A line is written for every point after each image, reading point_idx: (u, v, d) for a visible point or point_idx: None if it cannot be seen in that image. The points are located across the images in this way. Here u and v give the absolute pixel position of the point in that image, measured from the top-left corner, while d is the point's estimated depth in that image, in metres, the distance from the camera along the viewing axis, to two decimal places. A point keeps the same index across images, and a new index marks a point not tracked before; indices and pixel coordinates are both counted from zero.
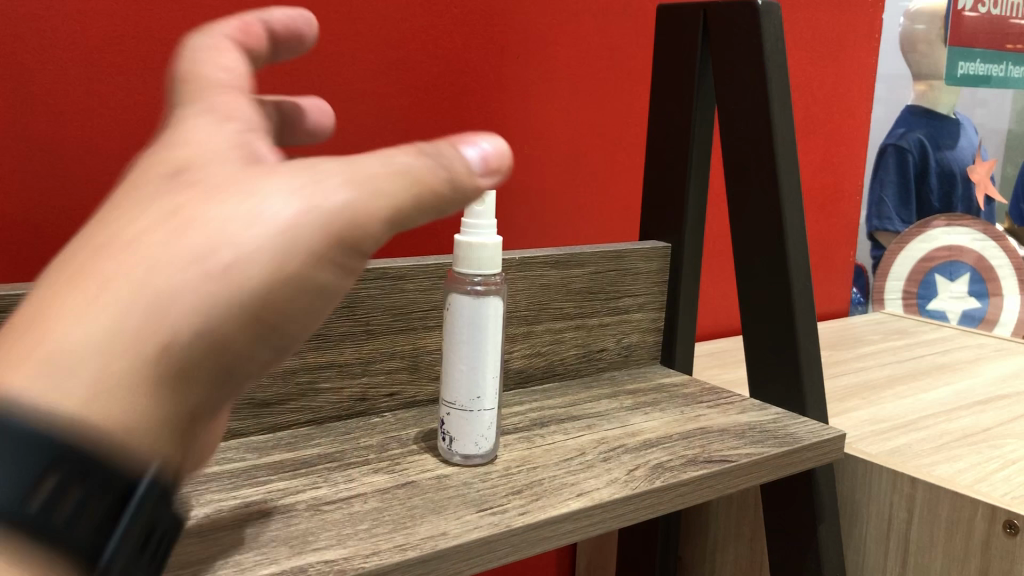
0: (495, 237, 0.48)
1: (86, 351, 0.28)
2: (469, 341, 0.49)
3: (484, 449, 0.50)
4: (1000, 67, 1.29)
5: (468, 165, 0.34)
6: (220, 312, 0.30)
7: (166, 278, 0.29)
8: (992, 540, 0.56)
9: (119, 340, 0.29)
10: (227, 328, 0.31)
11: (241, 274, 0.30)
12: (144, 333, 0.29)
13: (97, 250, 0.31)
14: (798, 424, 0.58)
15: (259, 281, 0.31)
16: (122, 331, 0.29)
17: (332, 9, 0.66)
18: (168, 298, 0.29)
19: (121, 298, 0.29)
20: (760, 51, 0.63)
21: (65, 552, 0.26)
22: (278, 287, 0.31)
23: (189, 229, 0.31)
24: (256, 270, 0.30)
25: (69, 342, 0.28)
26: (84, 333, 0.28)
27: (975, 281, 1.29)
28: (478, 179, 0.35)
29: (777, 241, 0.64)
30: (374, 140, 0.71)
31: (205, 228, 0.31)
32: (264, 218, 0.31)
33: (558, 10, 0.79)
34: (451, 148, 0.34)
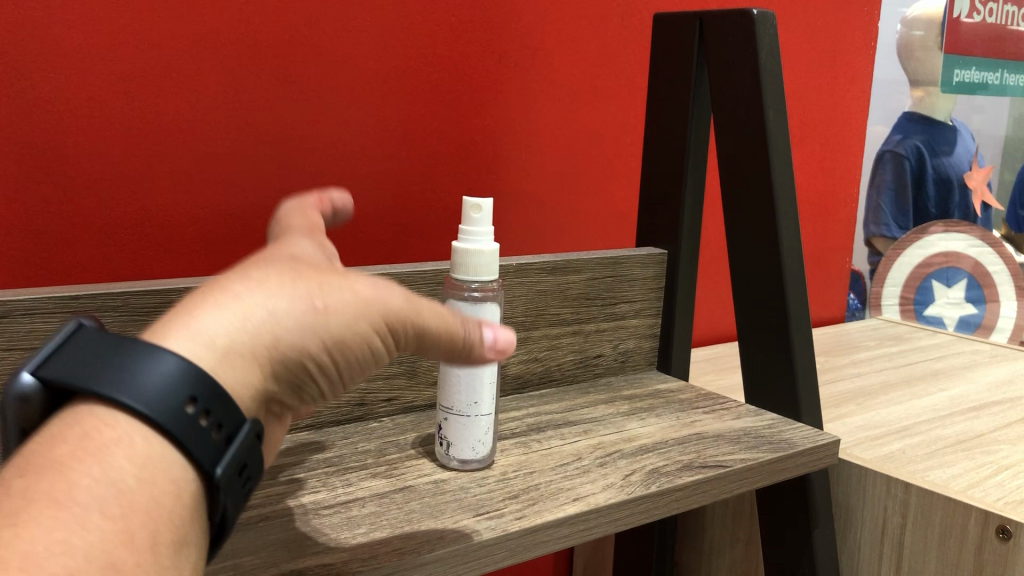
0: (493, 245, 0.48)
1: (210, 353, 0.31)
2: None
3: (483, 452, 0.50)
4: (995, 74, 1.31)
5: (481, 345, 0.36)
6: (314, 347, 0.33)
7: (280, 309, 0.33)
8: (985, 545, 0.57)
9: (234, 355, 0.32)
10: (317, 358, 0.34)
11: (337, 321, 0.34)
12: (252, 359, 0.32)
13: (214, 280, 0.33)
14: (793, 430, 0.59)
15: (349, 333, 0.34)
16: (238, 351, 0.32)
17: (331, 17, 0.67)
18: (278, 326, 0.32)
19: (242, 327, 0.32)
20: (755, 59, 0.63)
21: (204, 456, 0.30)
22: (361, 341, 0.34)
23: (261, 287, 0.33)
24: (348, 326, 0.34)
25: (198, 344, 0.31)
26: (206, 346, 0.31)
27: (971, 288, 1.33)
28: (486, 357, 0.36)
29: (772, 247, 0.64)
30: (373, 147, 0.71)
31: (313, 280, 0.34)
32: (360, 287, 0.35)
33: (556, 18, 0.80)
34: (469, 330, 0.36)
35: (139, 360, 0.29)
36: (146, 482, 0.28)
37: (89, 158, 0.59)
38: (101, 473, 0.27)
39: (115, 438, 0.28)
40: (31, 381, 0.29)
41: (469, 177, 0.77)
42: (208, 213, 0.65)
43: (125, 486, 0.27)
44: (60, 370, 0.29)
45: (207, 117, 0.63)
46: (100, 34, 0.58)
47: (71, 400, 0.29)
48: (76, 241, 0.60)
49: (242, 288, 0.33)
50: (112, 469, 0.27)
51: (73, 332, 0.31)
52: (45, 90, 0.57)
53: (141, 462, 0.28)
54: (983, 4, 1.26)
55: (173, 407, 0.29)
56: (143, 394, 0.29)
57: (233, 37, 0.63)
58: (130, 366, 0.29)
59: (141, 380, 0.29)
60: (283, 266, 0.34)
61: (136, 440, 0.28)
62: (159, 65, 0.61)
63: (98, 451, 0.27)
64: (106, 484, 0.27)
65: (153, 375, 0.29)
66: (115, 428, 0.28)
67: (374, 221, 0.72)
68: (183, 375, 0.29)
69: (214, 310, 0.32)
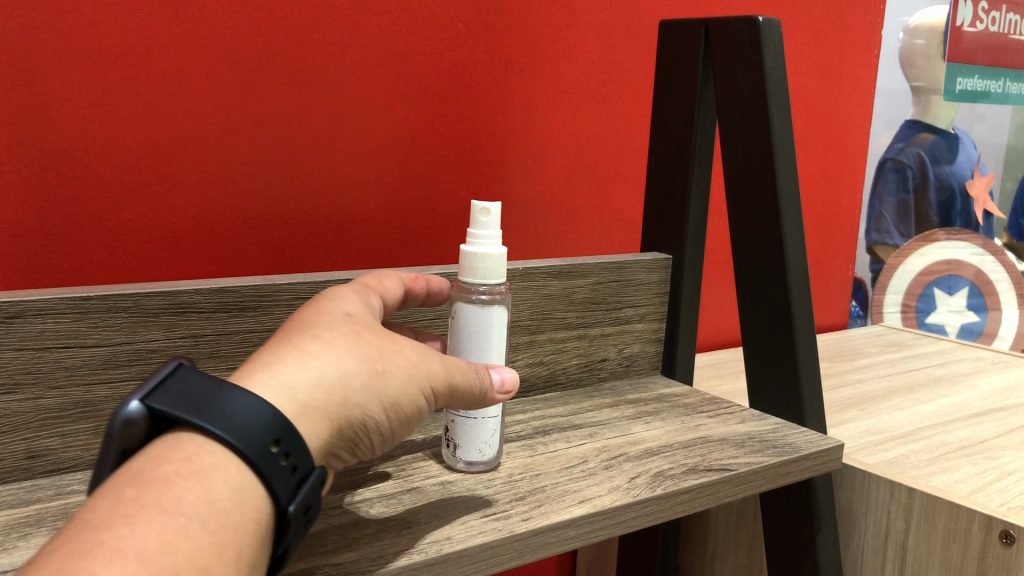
0: (501, 247, 0.48)
1: (293, 405, 0.36)
2: (472, 350, 0.49)
3: (489, 454, 0.50)
4: (999, 83, 1.31)
5: (493, 388, 0.44)
6: (374, 406, 0.39)
7: (348, 371, 0.38)
8: (988, 550, 0.57)
9: (312, 409, 0.36)
10: (375, 416, 0.39)
11: (394, 383, 0.39)
12: (326, 414, 0.37)
13: (286, 343, 0.39)
14: (796, 434, 0.59)
15: (402, 395, 0.39)
16: (315, 406, 0.37)
17: (339, 23, 0.67)
18: (346, 385, 0.38)
19: (318, 385, 0.37)
20: (760, 66, 0.64)
21: (280, 491, 0.34)
22: (413, 403, 0.40)
23: (325, 351, 0.38)
24: (402, 388, 0.39)
25: (284, 396, 0.36)
26: (290, 398, 0.36)
27: (973, 296, 1.33)
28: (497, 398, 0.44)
29: (777, 253, 0.65)
30: (380, 152, 0.72)
31: (373, 347, 0.39)
32: (409, 354, 0.40)
33: (562, 24, 0.80)
34: (486, 375, 0.44)
35: (236, 404, 0.34)
36: (235, 505, 0.33)
37: (100, 160, 0.60)
38: (201, 492, 0.32)
39: (212, 464, 0.33)
40: (138, 409, 0.35)
41: (475, 182, 0.78)
42: (217, 216, 0.65)
43: (220, 505, 0.32)
44: (169, 404, 0.35)
45: (217, 121, 0.64)
46: (110, 38, 0.59)
47: (176, 431, 0.35)
48: (85, 243, 0.60)
49: (316, 352, 0.38)
50: (210, 489, 0.32)
51: (180, 375, 0.37)
52: (57, 93, 0.58)
53: (232, 486, 0.33)
54: (985, 13, 1.27)
55: (261, 446, 0.34)
56: (238, 432, 0.34)
57: (242, 42, 0.64)
58: (229, 409, 0.34)
59: (237, 420, 0.34)
60: (347, 334, 0.40)
61: (229, 469, 0.33)
62: (169, 69, 0.61)
63: (199, 473, 0.32)
64: (206, 501, 0.32)
65: (248, 417, 0.34)
66: (213, 457, 0.33)
67: (381, 224, 0.73)
68: (271, 420, 0.34)
69: (295, 369, 0.37)
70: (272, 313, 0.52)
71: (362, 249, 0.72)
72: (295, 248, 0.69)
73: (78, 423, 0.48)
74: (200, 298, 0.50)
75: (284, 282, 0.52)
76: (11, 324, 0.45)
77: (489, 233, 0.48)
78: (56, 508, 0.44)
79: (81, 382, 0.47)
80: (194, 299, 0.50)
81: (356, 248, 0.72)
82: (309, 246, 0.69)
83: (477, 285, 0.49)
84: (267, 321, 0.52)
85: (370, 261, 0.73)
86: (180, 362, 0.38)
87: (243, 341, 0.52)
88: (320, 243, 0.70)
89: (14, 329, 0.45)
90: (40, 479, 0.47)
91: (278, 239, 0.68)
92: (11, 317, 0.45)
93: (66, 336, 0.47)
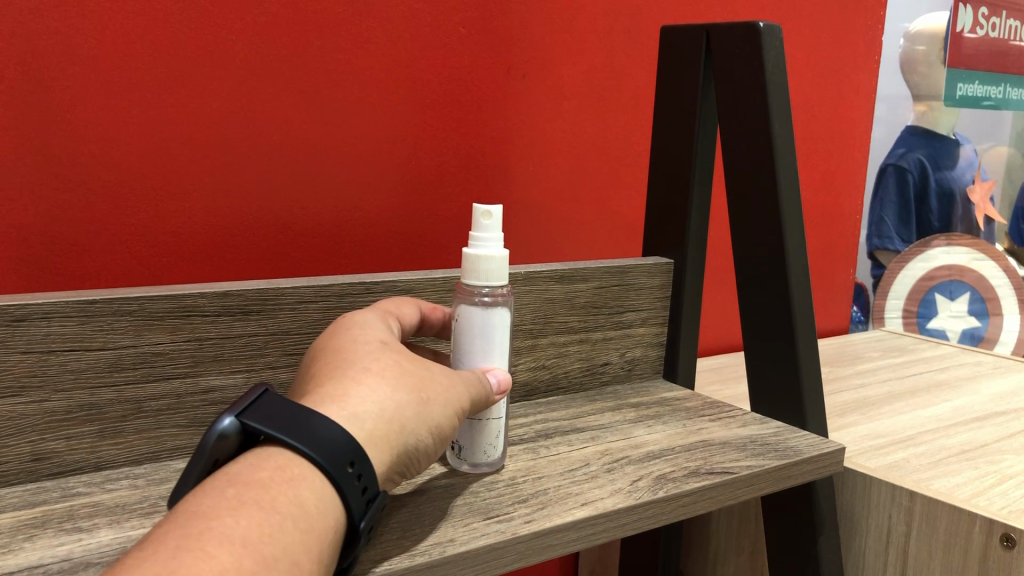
0: (503, 250, 0.48)
1: (363, 432, 0.39)
2: (473, 352, 0.49)
3: (493, 456, 0.51)
4: (999, 88, 1.32)
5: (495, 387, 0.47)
6: (425, 431, 0.42)
7: (401, 401, 0.41)
8: (989, 553, 0.57)
9: (378, 436, 0.39)
10: (424, 441, 0.42)
11: (437, 408, 0.42)
12: (389, 441, 0.40)
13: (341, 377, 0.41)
14: (798, 437, 0.59)
15: (446, 418, 0.43)
16: (380, 433, 0.39)
17: (342, 29, 0.68)
18: (403, 414, 0.41)
19: (381, 414, 0.40)
20: (761, 72, 0.64)
21: (356, 508, 0.37)
22: (451, 425, 0.43)
23: (377, 382, 0.41)
24: (443, 412, 0.43)
25: (356, 425, 0.39)
26: (360, 426, 0.39)
27: (974, 301, 1.33)
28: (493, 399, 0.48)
29: (778, 258, 0.65)
30: (383, 157, 0.72)
31: (416, 375, 0.43)
32: (444, 378, 0.44)
33: (564, 30, 0.81)
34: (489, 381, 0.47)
35: (320, 425, 0.37)
36: (320, 513, 0.35)
37: (106, 166, 0.60)
38: (293, 497, 0.34)
39: (301, 475, 0.36)
40: (232, 423, 0.38)
41: (477, 187, 0.78)
42: (222, 221, 0.65)
43: (309, 510, 0.34)
44: (260, 420, 0.38)
45: (221, 127, 0.64)
46: (116, 44, 0.59)
47: (264, 445, 0.37)
48: (91, 247, 0.61)
49: (374, 384, 0.41)
50: (300, 496, 0.35)
51: (264, 400, 0.39)
52: (63, 99, 0.58)
53: (318, 497, 0.35)
54: (985, 19, 1.28)
55: (342, 464, 0.37)
56: (324, 449, 0.36)
57: (246, 48, 0.64)
58: (315, 430, 0.37)
59: (324, 439, 0.37)
60: (392, 364, 0.43)
61: (315, 481, 0.36)
62: (174, 74, 0.62)
63: (290, 482, 0.35)
64: (296, 504, 0.34)
65: (332, 438, 0.37)
66: (301, 469, 0.36)
67: (384, 229, 0.73)
68: (351, 443, 0.37)
69: (360, 400, 0.40)
70: (276, 316, 0.53)
71: (365, 254, 0.72)
72: (299, 253, 0.69)
73: (83, 425, 0.48)
74: (205, 302, 0.50)
75: (288, 286, 0.52)
76: (18, 327, 0.45)
77: (489, 235, 0.47)
78: (62, 510, 0.44)
79: (86, 385, 0.48)
80: (198, 302, 0.50)
81: (359, 253, 0.72)
82: (313, 250, 0.70)
83: (479, 288, 0.48)
84: (271, 324, 0.53)
85: (371, 266, 0.73)
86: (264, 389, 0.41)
87: (247, 344, 0.52)
88: (324, 248, 0.70)
89: (21, 332, 0.45)
90: (45, 481, 0.47)
91: (283, 243, 0.68)
92: (18, 320, 0.45)
93: (72, 339, 0.47)
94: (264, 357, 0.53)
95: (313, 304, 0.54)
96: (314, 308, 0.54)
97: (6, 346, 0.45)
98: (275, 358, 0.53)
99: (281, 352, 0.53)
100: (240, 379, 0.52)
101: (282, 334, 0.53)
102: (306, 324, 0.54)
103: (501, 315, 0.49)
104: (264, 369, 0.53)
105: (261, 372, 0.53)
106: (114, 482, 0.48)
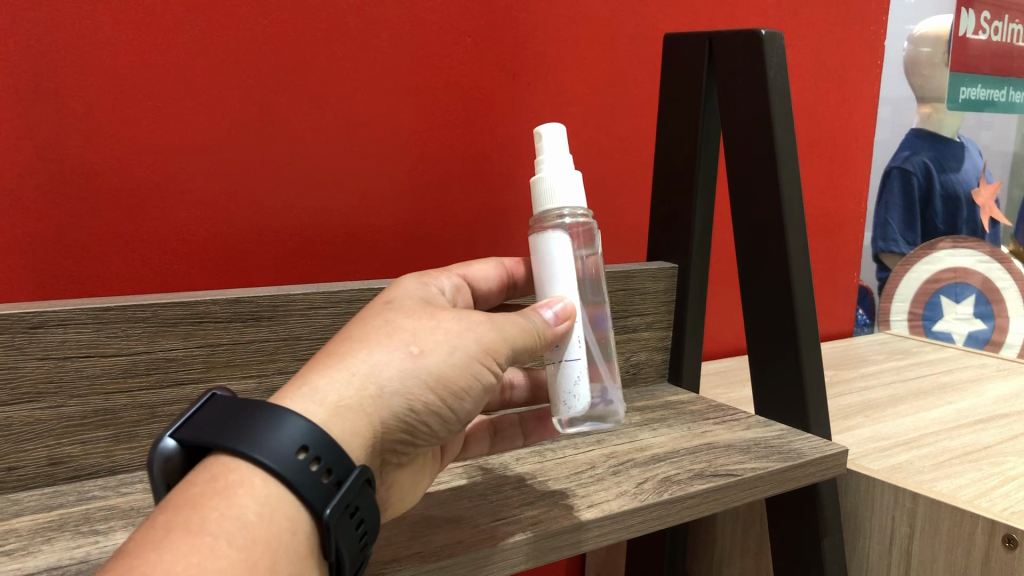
0: (560, 172, 0.46)
1: (322, 409, 0.36)
2: (547, 282, 0.46)
3: (578, 405, 0.46)
4: (1002, 91, 1.32)
5: (547, 323, 0.43)
6: (417, 388, 0.38)
7: (380, 363, 0.38)
8: (991, 554, 0.57)
9: (344, 409, 0.37)
10: (423, 399, 0.39)
11: (433, 361, 0.39)
12: (361, 410, 0.37)
13: (326, 350, 0.39)
14: (801, 440, 0.60)
15: (446, 369, 0.39)
16: (347, 404, 0.37)
17: (350, 38, 0.69)
18: (381, 377, 0.38)
19: (350, 384, 0.37)
20: (763, 79, 0.65)
21: (314, 497, 0.34)
22: (461, 375, 0.39)
23: (362, 344, 0.39)
24: (443, 363, 0.39)
25: (313, 403, 0.36)
26: (320, 403, 0.37)
27: (980, 303, 1.32)
28: (556, 330, 0.44)
29: (781, 263, 0.66)
30: (391, 163, 0.73)
31: (406, 331, 0.39)
32: (448, 329, 0.40)
33: (568, 38, 0.81)
34: (537, 316, 0.43)
35: (261, 420, 0.35)
36: (263, 518, 0.33)
37: (118, 174, 0.61)
38: (227, 509, 0.33)
39: (237, 480, 0.34)
40: (173, 444, 0.37)
41: (484, 193, 0.79)
42: (232, 227, 0.66)
43: (247, 519, 0.33)
44: (194, 434, 0.36)
45: (231, 135, 0.65)
46: (130, 55, 0.60)
47: (208, 456, 0.36)
48: (104, 255, 0.62)
49: (348, 352, 0.38)
50: (236, 505, 0.33)
51: (212, 404, 0.38)
52: (77, 109, 0.59)
53: (260, 500, 0.34)
54: (988, 23, 1.28)
55: (288, 456, 0.34)
56: (263, 446, 0.34)
57: (257, 58, 0.65)
58: (252, 427, 0.35)
59: (263, 435, 0.34)
60: (381, 325, 0.40)
61: (257, 483, 0.34)
62: (186, 84, 0.63)
63: (224, 491, 0.33)
64: (233, 519, 0.32)
65: (272, 430, 0.35)
66: (239, 473, 0.34)
67: (392, 235, 0.74)
68: (297, 429, 0.35)
69: (324, 375, 0.37)
70: (287, 322, 0.53)
71: (373, 260, 0.73)
72: (309, 258, 0.70)
73: (99, 430, 0.49)
74: (217, 308, 0.51)
75: (298, 292, 0.53)
76: (35, 334, 0.46)
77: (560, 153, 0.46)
78: (79, 513, 0.45)
79: (102, 390, 0.49)
80: (210, 309, 0.51)
81: (367, 259, 0.73)
82: (322, 255, 0.71)
83: (556, 211, 0.46)
84: (282, 330, 0.53)
85: (380, 272, 0.74)
86: (213, 393, 0.39)
87: (259, 349, 0.53)
88: (332, 253, 0.71)
89: (37, 339, 0.46)
90: (62, 485, 0.49)
91: (292, 249, 0.69)
92: (35, 327, 0.46)
93: (87, 346, 0.48)
94: (275, 362, 0.54)
95: (323, 310, 0.54)
96: (324, 314, 0.55)
97: (24, 353, 0.46)
98: (286, 363, 0.54)
99: (293, 358, 0.54)
100: (252, 384, 0.53)
101: (293, 339, 0.54)
102: (316, 329, 0.54)
103: (576, 243, 0.47)
104: (276, 374, 0.54)
105: (272, 377, 0.54)
106: (128, 485, 0.49)
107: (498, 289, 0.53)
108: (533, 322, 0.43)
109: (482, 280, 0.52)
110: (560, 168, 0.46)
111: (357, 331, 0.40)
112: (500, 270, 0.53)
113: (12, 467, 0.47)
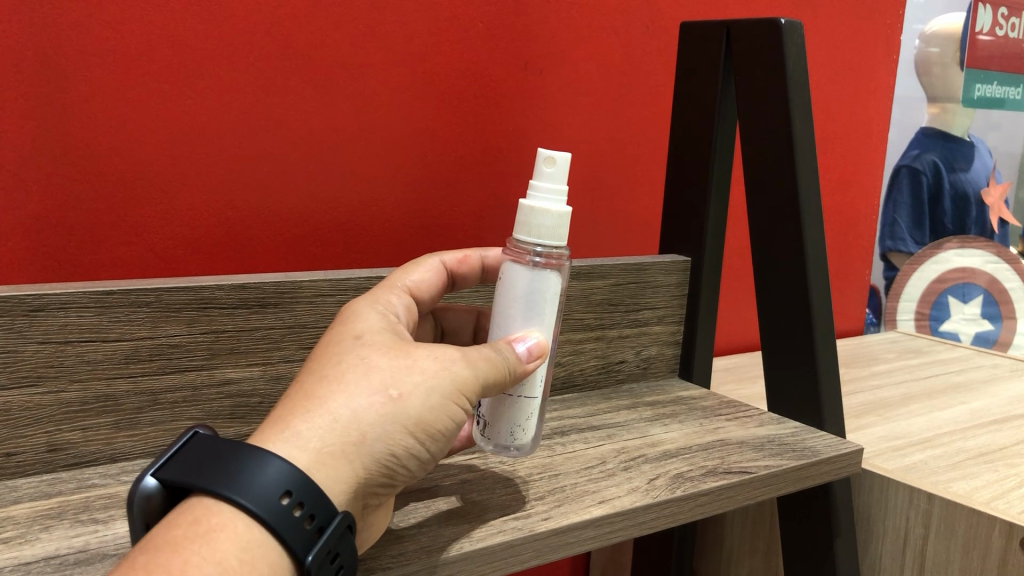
0: (563, 206, 0.44)
1: (306, 454, 0.35)
2: (506, 313, 0.45)
3: (522, 437, 0.46)
4: (1016, 90, 1.32)
5: (519, 359, 0.42)
6: (397, 432, 0.37)
7: (359, 408, 0.37)
8: (1009, 556, 0.57)
9: (327, 455, 0.36)
10: (404, 444, 0.38)
11: (411, 404, 0.38)
12: (343, 457, 0.36)
13: (304, 391, 0.38)
14: (817, 438, 0.59)
15: (426, 412, 0.38)
16: (330, 450, 0.36)
17: (361, 23, 0.68)
18: (361, 423, 0.37)
19: (333, 429, 0.36)
20: (781, 70, 0.64)
21: (296, 542, 0.33)
22: (439, 416, 0.38)
23: (338, 390, 0.37)
24: (423, 405, 0.38)
25: (295, 447, 0.35)
26: (303, 448, 0.36)
27: (988, 304, 1.33)
28: (527, 367, 0.43)
29: (797, 256, 0.64)
30: (400, 153, 0.72)
31: (385, 372, 0.38)
32: (425, 369, 0.39)
33: (581, 25, 0.80)
34: (510, 350, 0.42)
35: (244, 463, 0.34)
36: (246, 562, 0.32)
37: (123, 158, 0.60)
38: (210, 553, 0.31)
39: (220, 524, 0.33)
40: (154, 484, 0.35)
41: (494, 183, 0.78)
42: (235, 212, 0.65)
43: (229, 564, 0.32)
44: (173, 475, 0.35)
45: (238, 118, 0.64)
46: (137, 33, 0.59)
47: (188, 498, 0.34)
48: (106, 240, 0.61)
49: (328, 395, 0.37)
50: (218, 549, 0.32)
51: (193, 443, 0.37)
52: (83, 90, 0.58)
53: (242, 544, 0.32)
54: (1005, 19, 1.28)
55: (272, 501, 0.33)
56: (247, 489, 0.33)
57: (266, 41, 0.64)
58: (236, 470, 0.34)
59: (247, 479, 0.34)
60: (358, 364, 0.38)
61: (239, 527, 0.33)
62: (193, 67, 0.61)
63: (207, 535, 0.32)
64: (213, 563, 0.31)
65: (257, 475, 0.34)
66: (222, 516, 0.33)
67: (399, 223, 0.73)
68: (282, 474, 0.34)
69: (304, 420, 0.36)
70: (294, 310, 0.52)
71: (379, 246, 0.72)
72: (313, 246, 0.69)
73: (100, 416, 0.48)
74: (222, 294, 0.50)
75: (305, 279, 0.52)
76: (35, 317, 0.45)
77: (556, 188, 0.43)
78: (78, 501, 0.44)
79: (103, 376, 0.48)
80: (216, 294, 0.50)
81: (373, 247, 0.72)
82: (326, 244, 0.70)
83: (531, 246, 0.44)
84: (288, 318, 0.52)
85: (386, 259, 0.73)
86: (196, 431, 0.38)
87: (264, 337, 0.52)
88: (337, 241, 0.70)
89: (38, 323, 0.45)
90: (62, 473, 0.47)
91: (294, 241, 0.68)
92: (36, 310, 0.45)
93: (89, 330, 0.47)
94: (280, 350, 0.53)
95: (331, 298, 0.54)
96: (332, 302, 0.54)
97: (24, 336, 0.45)
98: (292, 352, 0.53)
99: (298, 346, 0.53)
100: (256, 372, 0.52)
101: (299, 327, 0.53)
102: (324, 318, 0.54)
103: (547, 284, 0.44)
104: (280, 362, 0.53)
105: (277, 366, 0.53)
106: (129, 474, 0.48)
107: (439, 292, 0.51)
108: (504, 356, 0.41)
109: (426, 288, 0.49)
110: (553, 202, 0.43)
111: (332, 374, 0.38)
112: (438, 272, 0.50)
113: (11, 453, 0.46)
